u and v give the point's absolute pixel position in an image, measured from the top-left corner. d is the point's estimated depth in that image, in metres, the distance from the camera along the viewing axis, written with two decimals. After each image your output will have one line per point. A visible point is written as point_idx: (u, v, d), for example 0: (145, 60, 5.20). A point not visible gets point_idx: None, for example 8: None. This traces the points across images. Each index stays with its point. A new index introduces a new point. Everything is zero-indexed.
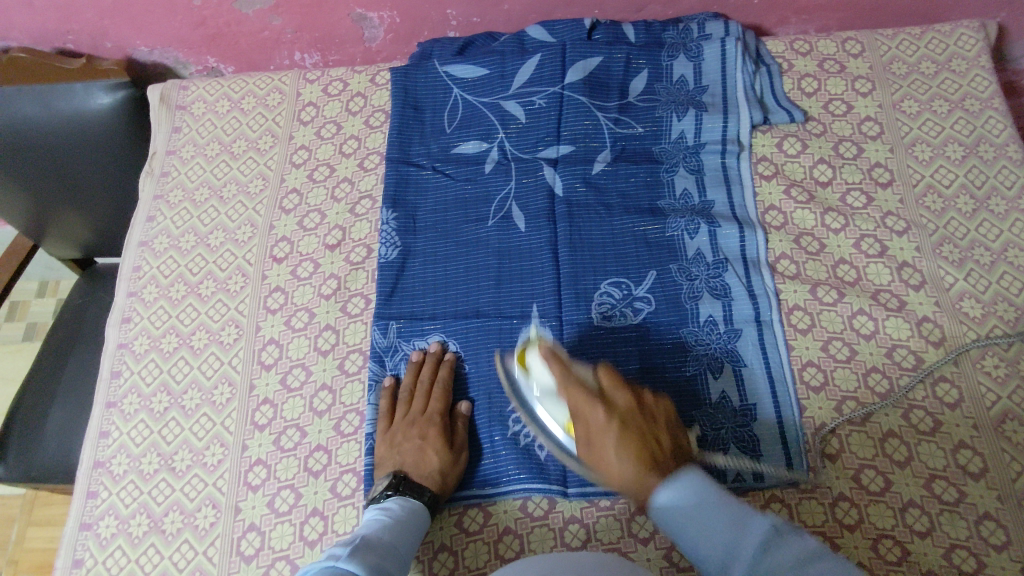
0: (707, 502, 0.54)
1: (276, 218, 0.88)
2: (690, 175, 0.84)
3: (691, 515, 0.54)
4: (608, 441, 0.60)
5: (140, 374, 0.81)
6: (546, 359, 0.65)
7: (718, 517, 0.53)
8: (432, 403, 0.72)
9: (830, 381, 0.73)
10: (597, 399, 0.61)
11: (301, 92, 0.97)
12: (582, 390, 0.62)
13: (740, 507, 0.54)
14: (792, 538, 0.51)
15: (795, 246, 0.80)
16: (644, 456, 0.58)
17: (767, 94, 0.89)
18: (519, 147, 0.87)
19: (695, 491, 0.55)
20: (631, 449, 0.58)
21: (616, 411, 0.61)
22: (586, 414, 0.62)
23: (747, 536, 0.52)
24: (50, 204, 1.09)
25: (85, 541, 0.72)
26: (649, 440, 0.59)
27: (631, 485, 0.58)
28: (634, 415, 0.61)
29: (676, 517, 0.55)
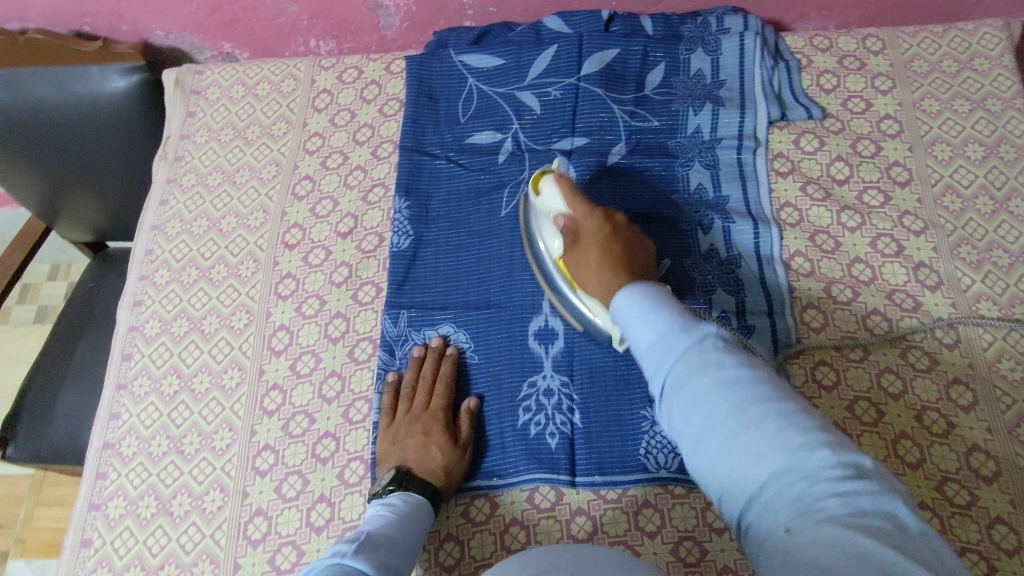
0: (659, 307, 0.57)
1: (289, 205, 0.88)
2: (705, 170, 0.83)
3: (642, 311, 0.57)
4: (594, 244, 0.68)
5: (151, 357, 0.81)
6: (556, 182, 0.72)
7: (664, 318, 0.55)
8: (435, 398, 0.72)
9: (843, 381, 0.72)
10: (595, 209, 0.69)
11: (316, 79, 0.97)
12: (585, 203, 0.70)
13: (690, 317, 0.56)
14: (731, 350, 0.52)
15: (809, 244, 0.79)
16: (618, 257, 0.66)
17: (785, 90, 0.88)
18: (533, 139, 0.86)
19: (650, 292, 0.59)
20: (609, 252, 0.66)
21: (609, 220, 0.69)
22: (582, 221, 0.69)
23: (686, 334, 0.53)
24: (64, 185, 1.09)
25: (94, 521, 0.73)
26: (628, 251, 0.67)
27: (599, 280, 0.66)
28: (622, 228, 0.69)
29: (628, 311, 0.59)
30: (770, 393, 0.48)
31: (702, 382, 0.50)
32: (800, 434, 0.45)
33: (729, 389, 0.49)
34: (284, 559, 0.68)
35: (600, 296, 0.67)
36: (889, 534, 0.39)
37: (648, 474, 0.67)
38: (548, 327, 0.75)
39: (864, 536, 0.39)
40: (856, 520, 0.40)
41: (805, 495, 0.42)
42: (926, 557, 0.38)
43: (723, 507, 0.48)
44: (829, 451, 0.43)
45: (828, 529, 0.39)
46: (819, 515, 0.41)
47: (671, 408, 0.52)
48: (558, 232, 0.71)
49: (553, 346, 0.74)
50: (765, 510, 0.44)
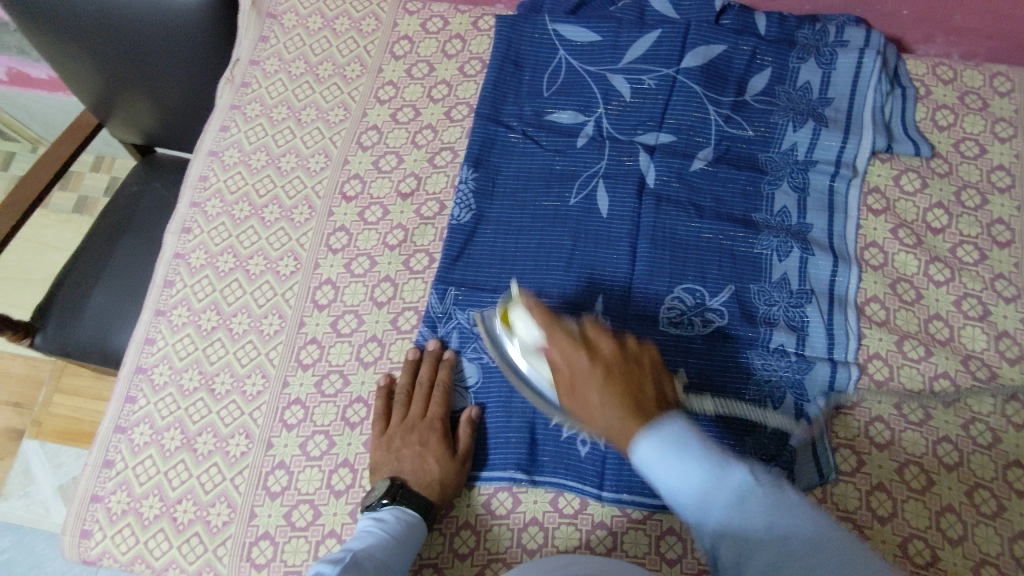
0: (683, 443, 0.45)
1: (352, 153, 0.85)
2: (792, 192, 0.78)
3: (667, 458, 0.45)
4: (596, 369, 0.54)
5: (193, 289, 0.80)
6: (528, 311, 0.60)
7: (699, 461, 0.44)
8: (432, 407, 0.69)
9: (896, 441, 0.68)
10: (580, 348, 0.55)
11: (398, 22, 0.92)
12: (566, 338, 0.56)
13: (724, 454, 0.45)
14: (775, 494, 0.42)
15: (888, 291, 0.74)
16: (626, 395, 0.52)
17: (895, 119, 0.81)
18: (617, 127, 0.81)
19: (672, 432, 0.46)
20: (616, 390, 0.52)
21: (599, 359, 0.54)
22: (570, 360, 0.56)
23: (726, 490, 0.43)
24: (124, 87, 1.06)
25: (119, 443, 0.74)
26: (632, 389, 0.52)
27: (608, 429, 0.51)
28: (615, 361, 0.55)
29: (651, 461, 0.46)
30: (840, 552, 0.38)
31: (760, 554, 0.40)
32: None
33: (787, 553, 0.39)
34: (300, 516, 0.68)
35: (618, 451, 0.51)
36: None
37: None
38: None
39: None
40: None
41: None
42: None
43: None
44: None
45: None
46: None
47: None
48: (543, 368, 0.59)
49: None
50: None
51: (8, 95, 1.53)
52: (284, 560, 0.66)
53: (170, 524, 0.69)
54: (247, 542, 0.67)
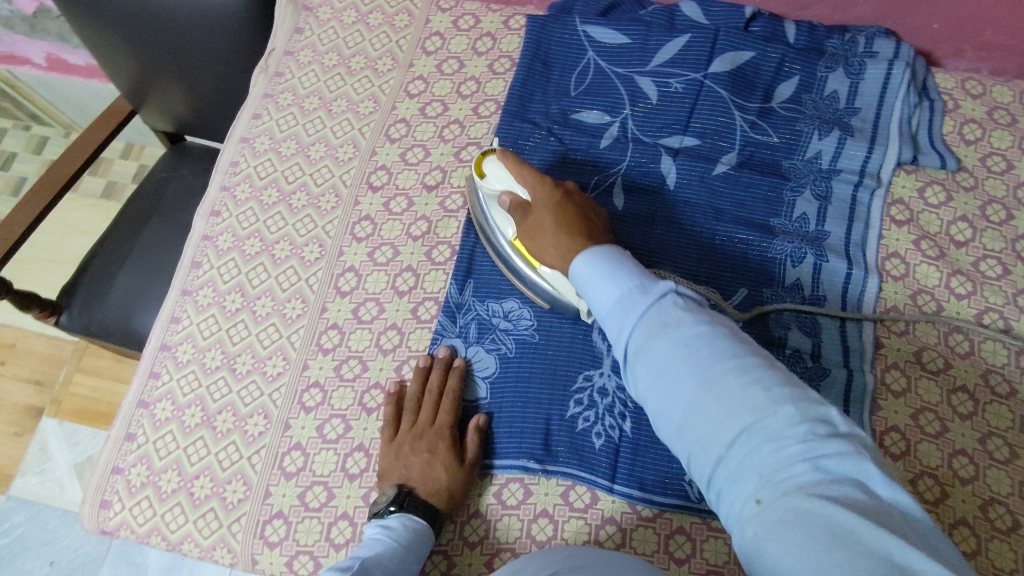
0: (618, 266, 0.54)
1: (380, 145, 0.86)
2: (814, 200, 0.78)
3: (602, 273, 0.55)
4: (556, 200, 0.65)
5: (219, 270, 0.82)
6: (504, 159, 0.70)
7: (626, 278, 0.53)
8: (442, 415, 0.69)
9: (912, 452, 0.68)
10: (546, 181, 0.67)
11: (430, 19, 0.94)
12: (533, 174, 0.67)
13: (649, 275, 0.54)
14: (691, 305, 0.50)
15: (909, 302, 0.74)
16: (577, 222, 0.64)
17: (922, 132, 0.81)
18: (642, 129, 0.82)
19: (608, 253, 0.56)
20: (569, 216, 0.64)
21: (559, 192, 0.66)
22: (533, 195, 0.67)
23: (645, 294, 0.51)
24: (159, 75, 1.08)
25: (141, 417, 0.75)
26: (582, 217, 0.65)
27: (552, 246, 0.64)
28: (572, 195, 0.67)
29: (586, 273, 0.56)
30: (735, 352, 0.46)
31: (666, 348, 0.47)
32: (765, 392, 0.43)
33: (689, 347, 0.46)
34: (314, 497, 0.69)
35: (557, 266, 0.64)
36: (858, 505, 0.37)
37: (688, 500, 0.65)
38: None
39: (826, 503, 0.37)
40: (829, 490, 0.38)
41: (780, 474, 0.40)
42: (897, 527, 0.37)
43: (692, 477, 0.46)
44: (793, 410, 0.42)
45: (807, 505, 0.37)
46: (791, 485, 0.39)
47: (634, 372, 0.50)
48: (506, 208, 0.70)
49: None
50: (733, 475, 0.42)
51: (45, 79, 1.57)
52: (296, 539, 0.67)
53: (186, 499, 0.71)
54: (261, 520, 0.68)
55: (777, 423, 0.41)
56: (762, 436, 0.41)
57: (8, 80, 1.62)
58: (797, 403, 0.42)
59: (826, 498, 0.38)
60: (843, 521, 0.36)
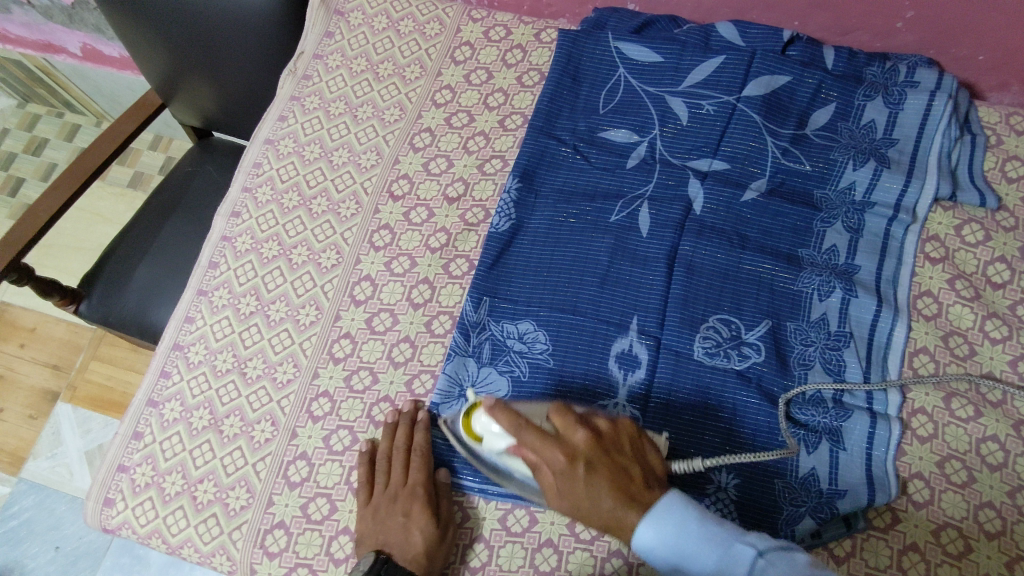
0: (688, 530, 0.55)
1: (403, 153, 0.86)
2: (845, 232, 0.75)
3: (675, 543, 0.55)
4: (577, 471, 0.57)
5: (236, 272, 0.81)
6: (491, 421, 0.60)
7: (707, 546, 0.54)
8: (411, 472, 0.66)
9: (936, 502, 0.65)
10: (555, 446, 0.58)
11: (461, 28, 0.93)
12: (535, 438, 0.58)
13: (721, 529, 0.55)
14: (783, 564, 0.52)
15: (940, 344, 0.71)
16: (617, 490, 0.57)
17: (962, 166, 0.78)
18: (671, 151, 0.80)
19: (674, 524, 0.55)
20: (604, 487, 0.57)
21: (579, 456, 0.58)
22: (545, 465, 0.59)
23: (738, 563, 0.53)
24: (189, 70, 1.09)
25: (149, 417, 0.75)
26: (620, 475, 0.58)
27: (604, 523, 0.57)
28: (595, 453, 0.58)
29: (661, 547, 0.55)
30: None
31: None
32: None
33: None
34: (316, 509, 0.68)
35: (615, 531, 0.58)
36: None
37: None
38: (631, 352, 0.71)
39: None
40: None
41: None
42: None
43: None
44: None
45: None
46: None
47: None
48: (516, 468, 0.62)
49: (633, 375, 0.70)
50: None
51: (80, 69, 1.59)
52: (296, 551, 0.66)
53: (189, 502, 0.70)
54: (262, 529, 0.68)
55: None
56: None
57: (43, 68, 1.64)
58: None
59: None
60: None
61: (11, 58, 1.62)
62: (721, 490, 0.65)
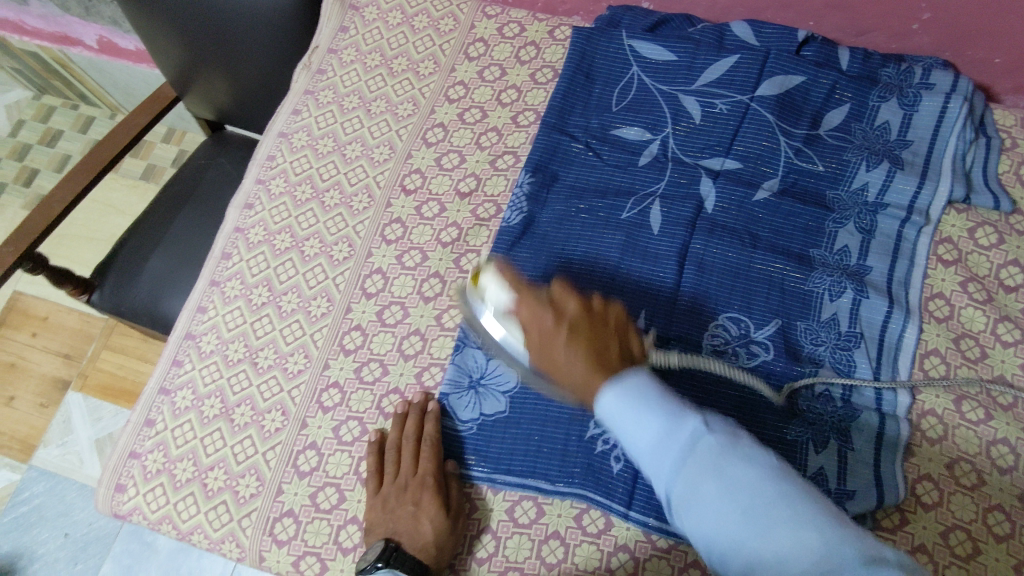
0: (643, 399, 0.49)
1: (416, 148, 0.86)
2: (857, 233, 0.75)
3: (628, 412, 0.49)
4: (561, 333, 0.55)
5: (248, 263, 0.82)
6: (496, 282, 0.61)
7: (658, 412, 0.49)
8: (422, 462, 0.66)
9: (945, 504, 0.65)
10: (546, 308, 0.56)
11: (475, 25, 0.93)
12: (531, 300, 0.57)
13: (678, 406, 0.49)
14: (727, 441, 0.46)
15: (951, 346, 0.71)
16: (594, 357, 0.53)
17: (976, 169, 0.78)
18: (683, 149, 0.80)
19: (635, 389, 0.50)
20: (583, 349, 0.53)
21: (566, 319, 0.56)
22: (535, 323, 0.57)
23: (680, 436, 0.47)
24: (204, 64, 1.09)
25: (161, 404, 0.76)
26: (603, 345, 0.54)
27: (575, 390, 0.53)
28: (584, 320, 0.55)
29: (613, 414, 0.50)
30: (777, 488, 0.43)
31: (708, 495, 0.44)
32: (818, 534, 0.39)
33: (731, 489, 0.43)
34: (325, 499, 0.69)
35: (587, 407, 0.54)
36: None
37: None
38: None
39: None
40: None
41: None
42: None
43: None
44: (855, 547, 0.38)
45: None
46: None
47: (680, 518, 0.46)
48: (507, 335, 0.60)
49: None
50: None
51: (96, 62, 1.61)
52: (305, 540, 0.67)
53: (199, 489, 0.71)
54: (272, 517, 0.68)
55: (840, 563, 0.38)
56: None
57: (59, 60, 1.65)
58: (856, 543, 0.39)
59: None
60: None
61: (28, 49, 1.64)
62: None
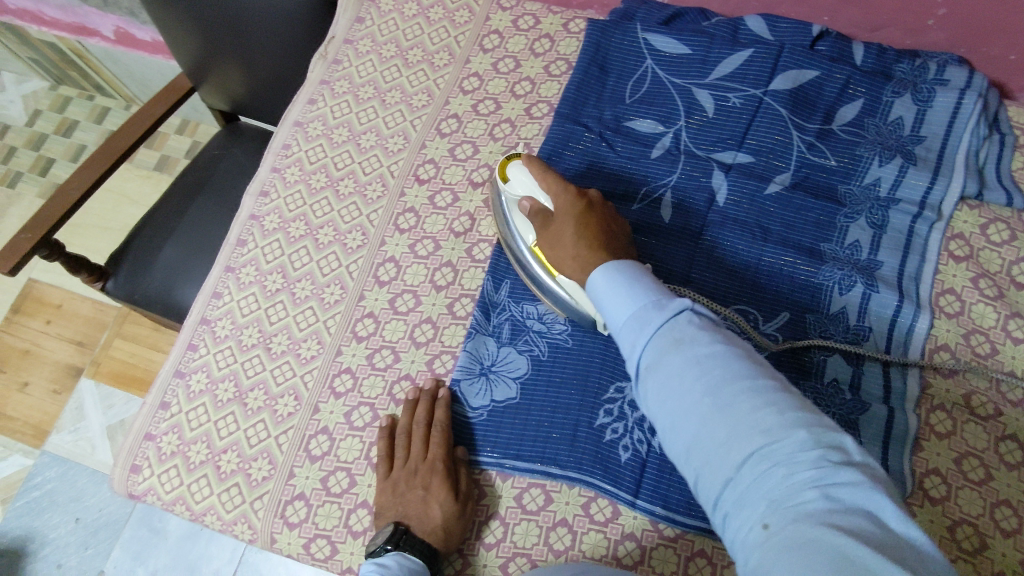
0: (635, 284, 0.54)
1: (430, 138, 0.87)
2: (868, 228, 0.75)
3: (620, 287, 0.54)
4: (573, 215, 0.66)
5: (263, 250, 0.83)
6: (528, 166, 0.70)
7: (647, 294, 0.53)
8: (431, 448, 0.67)
9: (952, 498, 0.65)
10: (566, 190, 0.67)
11: (490, 17, 0.94)
12: (556, 183, 0.68)
13: (666, 291, 0.53)
14: (710, 327, 0.49)
15: (961, 341, 0.71)
16: (597, 240, 0.64)
17: (989, 166, 0.78)
18: (696, 142, 0.80)
19: (630, 266, 0.56)
20: (589, 231, 0.64)
21: (582, 204, 0.66)
22: (556, 202, 0.68)
23: (660, 311, 0.50)
24: (220, 54, 1.11)
25: (176, 387, 0.77)
26: (606, 234, 0.65)
27: (573, 255, 0.64)
28: (595, 209, 0.67)
29: (606, 285, 0.55)
30: (748, 371, 0.45)
31: (678, 367, 0.47)
32: (774, 414, 0.42)
33: (701, 362, 0.46)
34: (336, 483, 0.69)
35: (578, 276, 0.64)
36: (875, 546, 0.35)
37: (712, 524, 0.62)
38: None
39: (842, 537, 0.35)
40: (838, 518, 0.37)
41: (790, 495, 0.39)
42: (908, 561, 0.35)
43: (697, 499, 0.45)
44: (808, 432, 0.41)
45: (807, 530, 0.36)
46: (801, 514, 0.37)
47: (645, 389, 0.49)
48: (527, 213, 0.70)
49: None
50: (740, 498, 0.41)
51: (112, 52, 1.62)
52: (315, 523, 0.68)
53: (212, 472, 0.72)
54: (283, 500, 0.69)
55: (789, 446, 0.40)
56: (772, 458, 0.40)
57: (76, 51, 1.67)
58: (811, 430, 0.41)
59: (838, 528, 0.36)
60: (841, 544, 0.35)
61: (46, 39, 1.66)
62: None
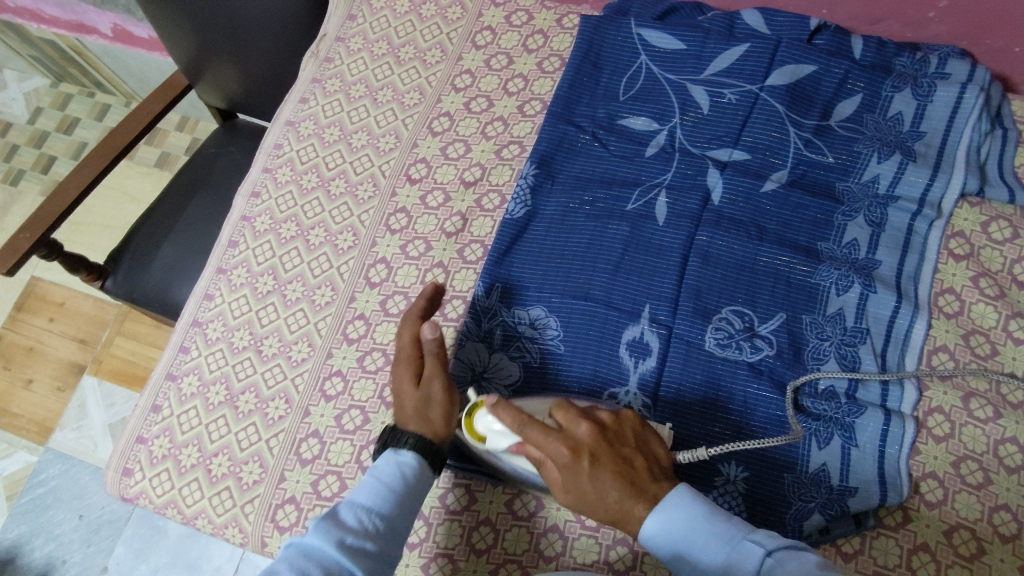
0: (693, 526, 0.53)
1: (421, 137, 0.86)
2: (867, 226, 0.74)
3: (683, 540, 0.52)
4: (581, 467, 0.55)
5: (255, 251, 0.82)
6: (497, 416, 0.58)
7: (715, 541, 0.52)
8: (400, 337, 0.66)
9: (949, 502, 0.64)
10: (556, 441, 0.56)
11: (483, 13, 0.93)
12: (541, 433, 0.57)
13: (730, 528, 0.52)
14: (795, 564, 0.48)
15: (960, 342, 0.69)
16: (625, 484, 0.55)
17: (991, 162, 0.76)
18: (691, 140, 0.79)
19: (679, 514, 0.53)
20: (607, 479, 0.55)
21: (581, 450, 0.56)
22: (550, 457, 0.57)
23: (745, 563, 0.50)
24: (214, 53, 1.10)
25: (168, 390, 0.77)
26: (626, 472, 0.56)
27: (610, 511, 0.55)
28: (600, 449, 0.56)
29: (672, 543, 0.53)
30: None
31: None
32: None
33: None
34: (326, 487, 0.69)
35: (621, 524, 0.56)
36: None
37: None
38: (642, 340, 0.70)
39: None
40: None
41: None
42: None
43: None
44: None
45: None
46: None
47: None
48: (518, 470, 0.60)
49: (646, 362, 0.69)
50: None
51: (111, 50, 1.62)
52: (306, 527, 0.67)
53: (204, 475, 0.72)
54: (274, 503, 0.69)
55: None
56: None
57: (75, 48, 1.67)
58: None
59: None
60: None
61: (45, 37, 1.65)
62: (728, 483, 0.65)
